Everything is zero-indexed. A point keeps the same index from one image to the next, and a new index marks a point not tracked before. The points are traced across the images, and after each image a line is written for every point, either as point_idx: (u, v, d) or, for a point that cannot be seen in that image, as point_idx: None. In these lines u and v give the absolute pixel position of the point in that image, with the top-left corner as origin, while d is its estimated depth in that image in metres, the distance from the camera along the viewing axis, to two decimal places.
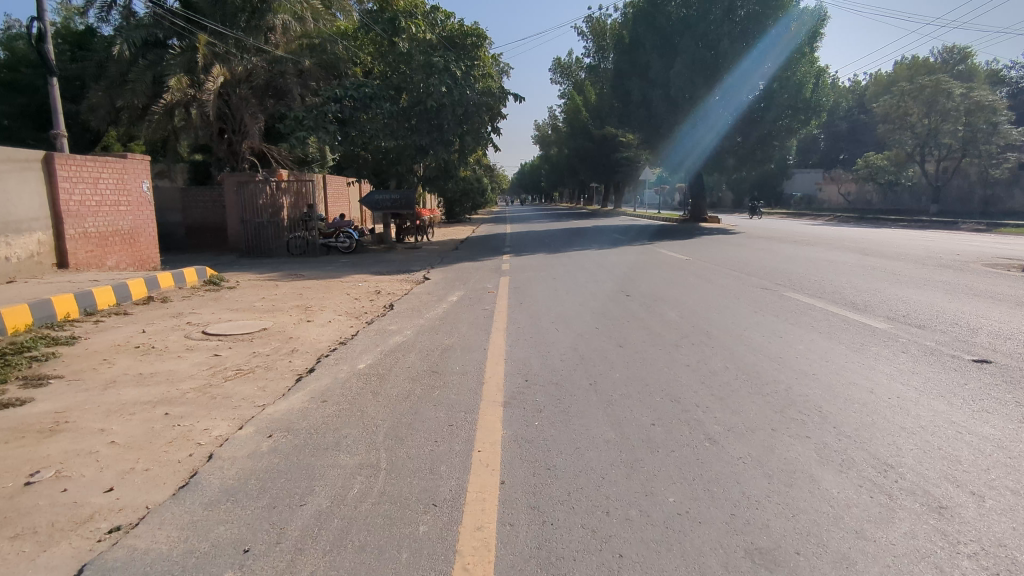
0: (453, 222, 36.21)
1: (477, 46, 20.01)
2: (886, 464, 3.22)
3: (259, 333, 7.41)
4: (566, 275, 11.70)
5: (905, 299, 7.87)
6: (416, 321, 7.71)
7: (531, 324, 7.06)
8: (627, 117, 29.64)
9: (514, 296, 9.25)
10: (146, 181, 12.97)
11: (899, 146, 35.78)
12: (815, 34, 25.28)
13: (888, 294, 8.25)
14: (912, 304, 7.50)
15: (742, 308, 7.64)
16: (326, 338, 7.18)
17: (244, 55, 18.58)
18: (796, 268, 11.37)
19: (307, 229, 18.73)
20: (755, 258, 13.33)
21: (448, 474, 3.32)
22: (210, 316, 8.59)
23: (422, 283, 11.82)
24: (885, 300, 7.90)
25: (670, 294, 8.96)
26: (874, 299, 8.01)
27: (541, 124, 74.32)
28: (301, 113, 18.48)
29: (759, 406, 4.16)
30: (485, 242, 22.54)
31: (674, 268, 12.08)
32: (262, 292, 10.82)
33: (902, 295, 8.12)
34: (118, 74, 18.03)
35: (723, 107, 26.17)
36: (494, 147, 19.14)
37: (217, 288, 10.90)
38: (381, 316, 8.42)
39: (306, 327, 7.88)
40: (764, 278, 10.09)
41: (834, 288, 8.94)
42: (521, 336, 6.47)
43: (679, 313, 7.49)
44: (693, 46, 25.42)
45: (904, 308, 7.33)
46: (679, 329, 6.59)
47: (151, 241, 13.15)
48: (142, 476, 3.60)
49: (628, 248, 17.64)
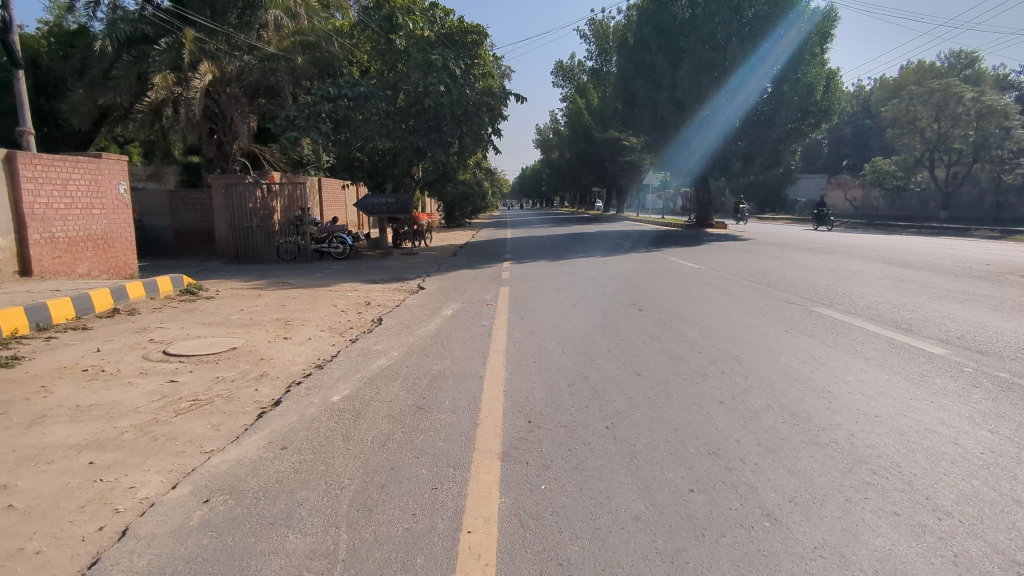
0: (453, 226, 35.48)
1: (478, 44, 19.07)
2: (1016, 563, 2.40)
3: (228, 353, 6.57)
4: (572, 285, 10.88)
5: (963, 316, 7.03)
6: (405, 340, 6.87)
7: (534, 345, 6.24)
8: (629, 118, 28.91)
9: (515, 310, 8.43)
10: (123, 182, 12.15)
11: (908, 150, 34.93)
12: (827, 34, 24.47)
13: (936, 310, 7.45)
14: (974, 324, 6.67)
15: (772, 327, 6.78)
16: (303, 360, 6.33)
17: (235, 51, 17.87)
18: (819, 278, 10.54)
19: (298, 233, 17.79)
20: (771, 267, 12.50)
21: (426, 570, 2.50)
22: (179, 332, 7.75)
23: (416, 293, 10.98)
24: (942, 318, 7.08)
25: (687, 308, 8.13)
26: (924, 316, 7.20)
27: (541, 128, 73.41)
28: (293, 113, 17.57)
29: (824, 463, 3.33)
30: (485, 247, 21.73)
31: (685, 278, 11.26)
32: (242, 303, 10.00)
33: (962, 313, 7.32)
34: (101, 70, 17.30)
35: (728, 110, 25.54)
36: (494, 149, 18.24)
37: (194, 299, 10.07)
38: (367, 333, 7.57)
39: (282, 345, 7.05)
40: (788, 290, 9.24)
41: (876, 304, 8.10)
42: (524, 361, 5.62)
43: (700, 332, 6.66)
44: (699, 47, 24.57)
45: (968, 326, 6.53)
46: (705, 352, 5.78)
47: (129, 246, 12.34)
48: (30, 561, 2.76)
49: (634, 255, 16.81)
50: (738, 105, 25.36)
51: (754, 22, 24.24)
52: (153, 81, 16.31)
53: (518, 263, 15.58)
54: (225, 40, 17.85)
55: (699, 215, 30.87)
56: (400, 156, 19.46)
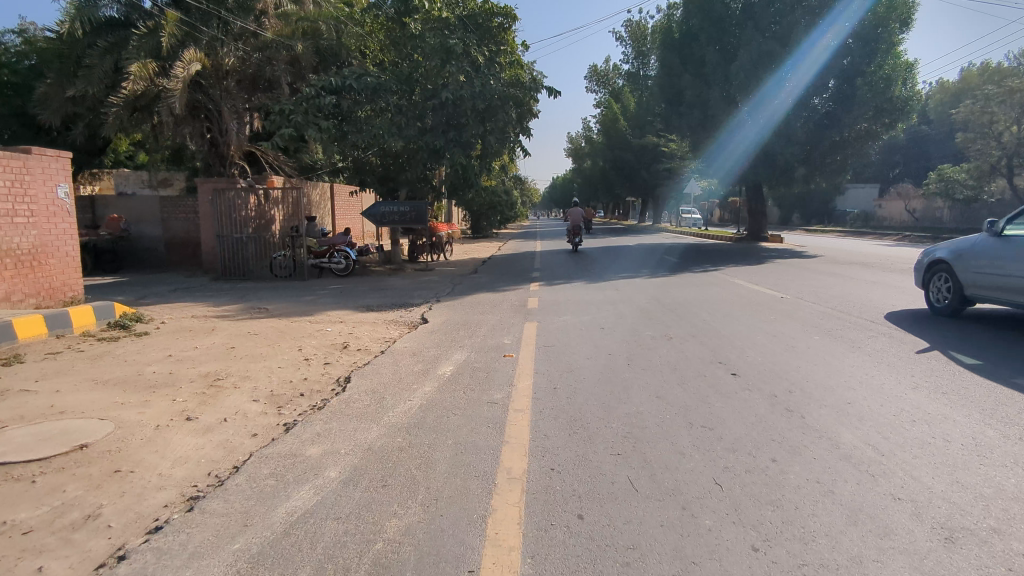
0: (479, 237, 33.03)
1: (504, 29, 16.47)
2: None
3: (67, 456, 3.97)
4: (620, 321, 8.16)
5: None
6: (361, 435, 4.20)
7: (581, 468, 3.51)
8: (672, 118, 25.60)
9: (543, 367, 5.78)
10: (63, 185, 9.99)
11: (980, 157, 31.12)
12: (906, 19, 21.24)
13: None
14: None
15: (988, 430, 3.89)
16: (178, 480, 3.69)
17: (230, 40, 15.65)
18: (973, 322, 7.44)
19: (293, 247, 15.37)
20: (880, 298, 9.50)
21: None
22: (42, 400, 5.20)
23: (413, 330, 8.36)
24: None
25: (806, 373, 5.35)
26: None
27: (572, 136, 70.52)
28: (289, 106, 15.37)
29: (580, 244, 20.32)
30: (510, 262, 19.16)
31: (770, 313, 8.37)
32: (181, 343, 7.48)
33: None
34: (73, 59, 15.23)
35: (780, 103, 21.99)
36: (523, 151, 15.67)
37: (118, 336, 7.61)
38: (317, 410, 4.94)
39: (172, 434, 4.45)
40: (950, 345, 6.19)
41: (1018, 323, 7.44)
42: (559, 523, 2.91)
43: (862, 437, 3.87)
44: (758, 37, 21.50)
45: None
46: (913, 500, 3.03)
47: (70, 263, 10.09)
48: None
49: (688, 275, 13.91)
50: (782, 89, 21.96)
51: (820, 7, 21.07)
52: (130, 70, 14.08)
53: (548, 285, 12.90)
54: (221, 25, 15.57)
55: (751, 226, 27.63)
56: (412, 159, 16.81)
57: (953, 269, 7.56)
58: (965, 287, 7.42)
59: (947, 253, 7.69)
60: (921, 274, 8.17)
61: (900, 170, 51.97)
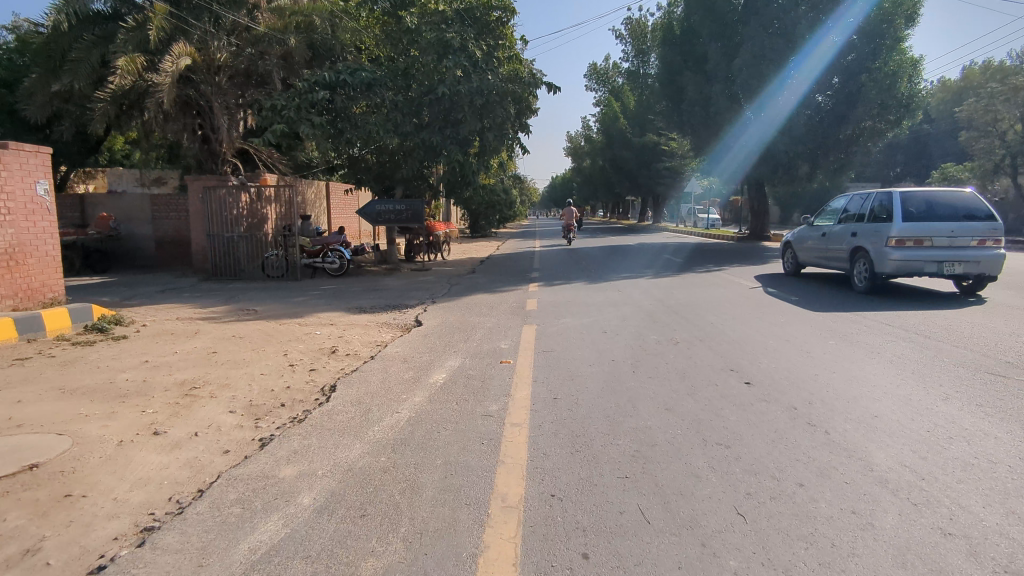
0: (478, 237, 32.60)
1: (502, 23, 16.05)
2: None
3: (13, 478, 3.58)
4: (622, 324, 7.77)
5: (970, 210, 8.91)
6: (341, 453, 3.81)
7: (585, 495, 3.12)
8: (673, 116, 25.20)
9: (543, 374, 5.39)
10: (43, 181, 9.60)
11: (984, 156, 30.66)
12: (912, 15, 20.81)
13: (833, 201, 10.96)
14: (935, 199, 9.08)
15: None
16: (133, 506, 3.30)
17: (222, 34, 15.13)
18: (995, 325, 7.02)
19: (286, 246, 14.96)
20: (894, 301, 9.08)
21: None
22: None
23: (406, 333, 7.95)
24: (846, 213, 10.36)
25: (826, 382, 4.97)
26: (870, 207, 9.73)
27: (572, 135, 69.87)
28: (280, 101, 14.77)
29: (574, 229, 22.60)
30: (508, 261, 18.75)
31: (781, 316, 7.97)
32: (160, 348, 7.09)
33: (987, 246, 8.75)
34: (59, 53, 14.80)
35: (784, 102, 21.55)
36: (522, 149, 15.20)
37: (94, 340, 7.22)
38: (296, 423, 4.54)
39: (136, 450, 4.06)
40: (977, 352, 5.80)
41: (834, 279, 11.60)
42: (561, 565, 2.54)
43: (897, 457, 3.49)
44: (761, 32, 21.04)
45: (900, 197, 9.21)
46: (967, 536, 2.65)
47: (51, 263, 9.70)
48: None
49: (691, 276, 13.49)
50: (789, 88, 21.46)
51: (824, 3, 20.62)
52: (117, 64, 13.67)
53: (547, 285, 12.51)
54: (211, 19, 15.07)
55: (753, 225, 27.23)
56: (408, 157, 16.32)
57: (794, 246, 11.83)
58: (799, 257, 11.68)
59: (792, 236, 11.96)
60: (783, 250, 12.43)
61: (901, 169, 51.54)
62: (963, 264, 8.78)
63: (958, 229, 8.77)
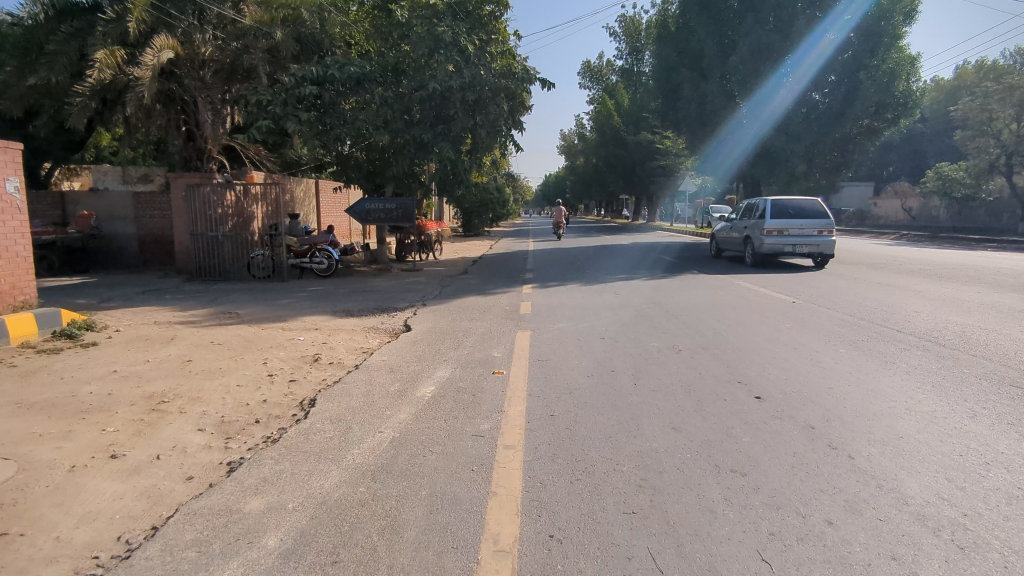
0: (471, 235, 32.14)
1: (495, 17, 15.77)
2: None
3: None
4: (619, 329, 7.43)
5: (817, 212, 13.50)
6: (316, 482, 3.43)
7: (588, 535, 2.76)
8: (667, 114, 24.89)
9: (538, 387, 5.02)
10: (14, 178, 9.13)
11: (979, 155, 30.49)
12: (911, 12, 20.45)
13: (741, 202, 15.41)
14: (796, 205, 13.68)
15: None
16: (78, 548, 2.91)
17: (207, 27, 14.66)
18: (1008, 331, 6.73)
19: (272, 246, 14.47)
20: (899, 304, 8.79)
21: None
22: None
23: (393, 339, 7.57)
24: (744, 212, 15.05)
25: (842, 396, 4.63)
26: (757, 208, 14.36)
27: (565, 133, 69.32)
28: (266, 96, 14.28)
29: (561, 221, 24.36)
30: (500, 261, 18.38)
31: (784, 321, 7.65)
32: (132, 356, 6.67)
33: (825, 235, 13.37)
34: (35, 45, 14.24)
35: (779, 100, 21.41)
36: (516, 147, 14.82)
37: (61, 348, 6.79)
38: (269, 444, 4.15)
39: (89, 478, 3.66)
40: (997, 362, 5.47)
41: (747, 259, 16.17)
42: None
43: (932, 486, 3.14)
44: (758, 29, 20.65)
45: (775, 203, 13.77)
46: None
47: (22, 265, 9.23)
48: None
49: (688, 278, 13.15)
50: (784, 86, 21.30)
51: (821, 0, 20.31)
52: (95, 57, 13.18)
53: (541, 287, 12.14)
54: (195, 11, 14.56)
55: None
56: (398, 155, 15.91)
57: (719, 233, 16.44)
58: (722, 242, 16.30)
59: (718, 226, 16.65)
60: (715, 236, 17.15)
61: (894, 168, 51.46)
62: (810, 247, 13.46)
63: (806, 224, 13.39)
